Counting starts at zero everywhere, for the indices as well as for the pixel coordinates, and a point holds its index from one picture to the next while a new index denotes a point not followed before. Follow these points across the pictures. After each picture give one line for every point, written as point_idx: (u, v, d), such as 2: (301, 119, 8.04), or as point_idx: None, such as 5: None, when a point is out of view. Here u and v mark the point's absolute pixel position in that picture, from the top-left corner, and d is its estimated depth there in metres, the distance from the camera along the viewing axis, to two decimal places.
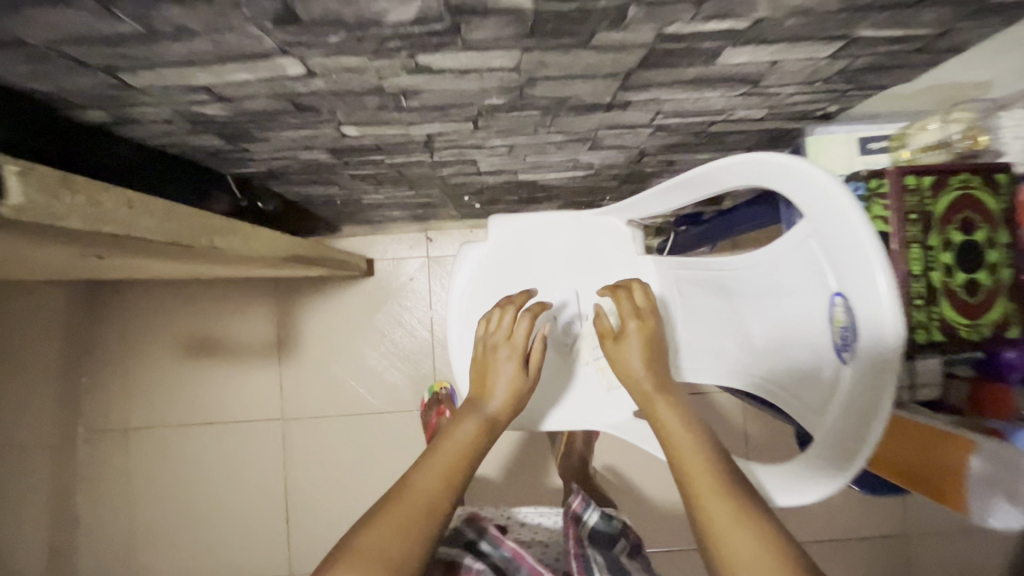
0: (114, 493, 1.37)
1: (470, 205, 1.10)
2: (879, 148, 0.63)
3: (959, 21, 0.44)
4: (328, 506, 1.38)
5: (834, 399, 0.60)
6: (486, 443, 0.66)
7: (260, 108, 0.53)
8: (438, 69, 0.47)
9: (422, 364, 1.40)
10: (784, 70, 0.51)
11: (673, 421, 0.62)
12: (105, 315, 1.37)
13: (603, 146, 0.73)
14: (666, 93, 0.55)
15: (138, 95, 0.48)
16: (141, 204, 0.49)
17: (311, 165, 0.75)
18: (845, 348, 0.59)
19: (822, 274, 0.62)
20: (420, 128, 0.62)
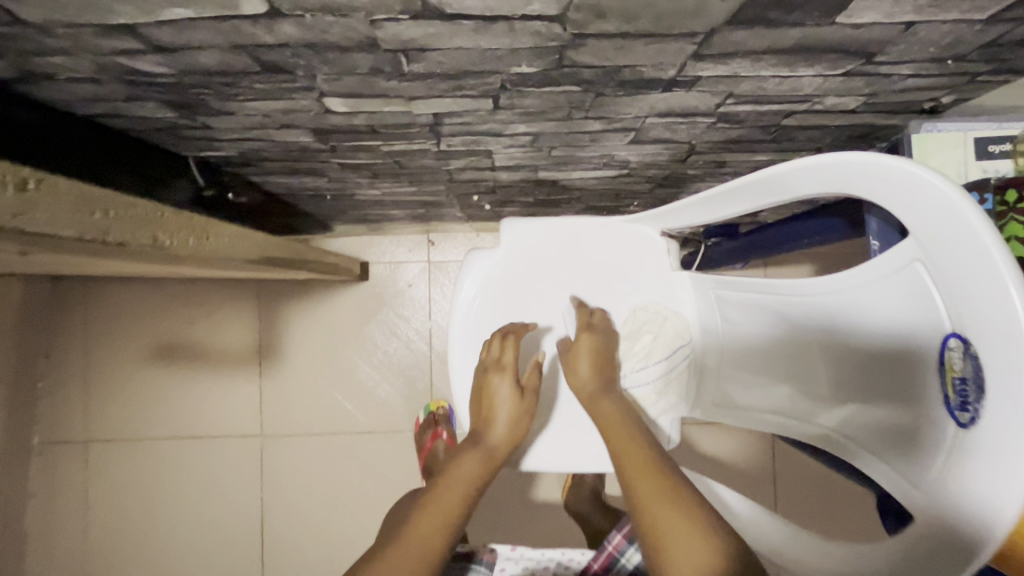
0: (69, 513, 1.23)
1: (479, 206, 0.97)
2: (1001, 152, 0.50)
3: None
4: (307, 535, 1.25)
5: (949, 471, 0.47)
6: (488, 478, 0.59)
7: (215, 66, 0.40)
8: (454, 12, 0.34)
9: (417, 380, 1.27)
10: (919, 37, 0.38)
11: (610, 420, 0.63)
12: (69, 314, 1.23)
13: (647, 140, 0.60)
14: (748, 67, 0.42)
15: (42, 36, 0.35)
16: (40, 187, 0.36)
17: (291, 150, 0.62)
18: (964, 407, 0.45)
19: (929, 308, 0.48)
20: (425, 105, 0.49)
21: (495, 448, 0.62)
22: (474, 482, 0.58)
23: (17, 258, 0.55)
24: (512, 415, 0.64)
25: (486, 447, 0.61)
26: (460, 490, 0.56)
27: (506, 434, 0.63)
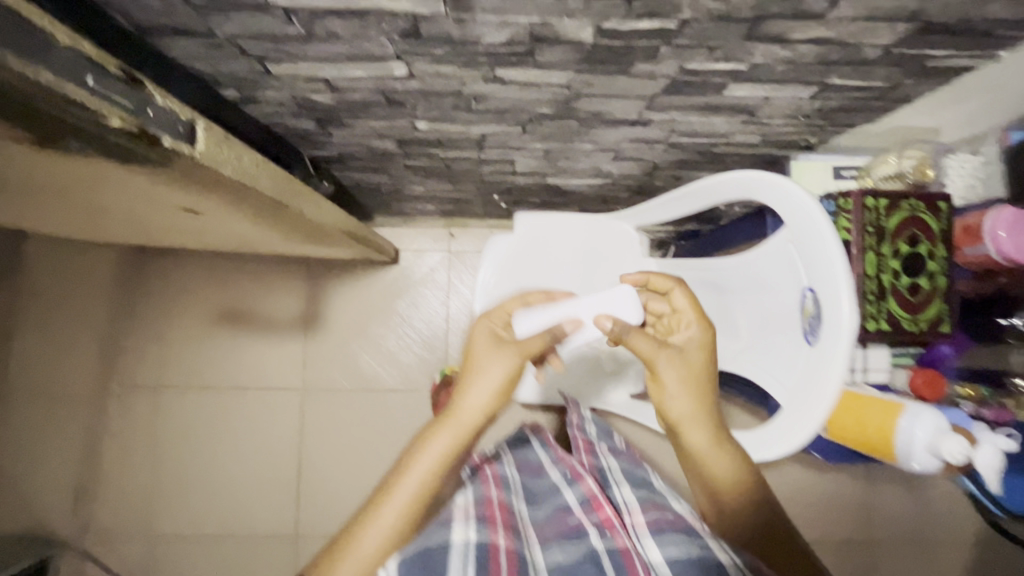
0: (138, 446, 1.48)
1: (498, 204, 1.23)
2: (850, 175, 0.78)
3: (905, 78, 0.58)
4: (337, 474, 1.48)
5: (802, 376, 0.73)
6: (470, 441, 0.63)
7: (359, 99, 0.67)
8: (508, 80, 0.61)
9: (436, 349, 1.52)
10: (774, 104, 0.65)
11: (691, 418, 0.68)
12: (146, 282, 1.48)
13: (624, 157, 0.87)
14: (680, 115, 0.69)
15: (270, 80, 0.62)
16: (262, 166, 0.62)
17: (375, 153, 0.88)
18: (811, 333, 0.72)
19: (797, 273, 0.75)
20: (478, 127, 0.75)
21: (471, 422, 0.62)
22: (453, 453, 0.61)
23: (191, 216, 0.81)
24: (493, 388, 0.64)
25: (463, 420, 0.62)
26: (437, 462, 0.59)
27: (481, 408, 0.63)
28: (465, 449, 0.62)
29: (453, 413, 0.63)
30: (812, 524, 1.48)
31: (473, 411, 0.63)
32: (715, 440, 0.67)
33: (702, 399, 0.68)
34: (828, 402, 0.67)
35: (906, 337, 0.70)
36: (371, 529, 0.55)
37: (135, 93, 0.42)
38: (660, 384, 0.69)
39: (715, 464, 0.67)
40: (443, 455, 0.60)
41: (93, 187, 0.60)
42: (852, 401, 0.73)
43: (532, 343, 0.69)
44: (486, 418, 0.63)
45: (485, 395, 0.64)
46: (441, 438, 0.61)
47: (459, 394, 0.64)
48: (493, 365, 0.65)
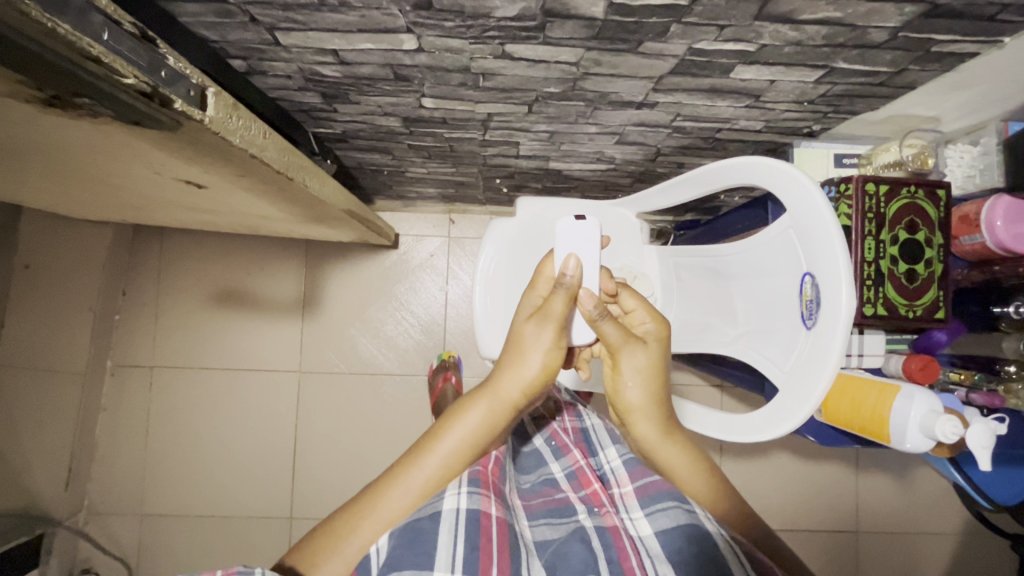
0: (135, 425, 1.48)
1: (499, 189, 1.24)
2: (851, 163, 0.79)
3: (910, 63, 0.59)
4: (332, 456, 1.49)
5: (799, 358, 0.74)
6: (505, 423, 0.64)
7: (367, 73, 0.67)
8: (517, 56, 0.61)
9: (433, 334, 1.52)
10: (780, 88, 0.66)
11: (643, 415, 0.69)
12: (144, 260, 1.49)
13: (628, 141, 0.88)
14: (686, 98, 0.70)
15: (279, 51, 0.62)
16: (269, 137, 0.62)
17: (380, 131, 0.88)
18: (809, 317, 0.73)
19: (797, 258, 0.76)
20: (485, 107, 0.76)
21: (509, 398, 0.64)
22: (485, 426, 0.63)
23: (194, 190, 0.81)
24: (543, 357, 0.64)
25: (502, 393, 0.63)
26: (470, 435, 0.62)
27: (522, 383, 0.64)
28: (498, 423, 0.64)
29: (493, 385, 0.64)
30: (801, 513, 1.50)
31: (511, 390, 0.63)
32: (665, 427, 0.69)
33: (657, 390, 0.68)
34: (824, 384, 0.68)
35: (902, 322, 0.72)
36: (396, 491, 0.58)
37: (148, 52, 0.42)
38: (618, 378, 0.69)
39: (666, 456, 0.70)
40: (475, 428, 0.62)
41: (100, 153, 0.60)
42: (845, 385, 0.75)
43: (557, 299, 0.64)
44: (526, 393, 0.64)
45: (533, 365, 0.64)
46: (478, 411, 0.63)
47: (503, 364, 0.65)
48: (544, 333, 0.64)
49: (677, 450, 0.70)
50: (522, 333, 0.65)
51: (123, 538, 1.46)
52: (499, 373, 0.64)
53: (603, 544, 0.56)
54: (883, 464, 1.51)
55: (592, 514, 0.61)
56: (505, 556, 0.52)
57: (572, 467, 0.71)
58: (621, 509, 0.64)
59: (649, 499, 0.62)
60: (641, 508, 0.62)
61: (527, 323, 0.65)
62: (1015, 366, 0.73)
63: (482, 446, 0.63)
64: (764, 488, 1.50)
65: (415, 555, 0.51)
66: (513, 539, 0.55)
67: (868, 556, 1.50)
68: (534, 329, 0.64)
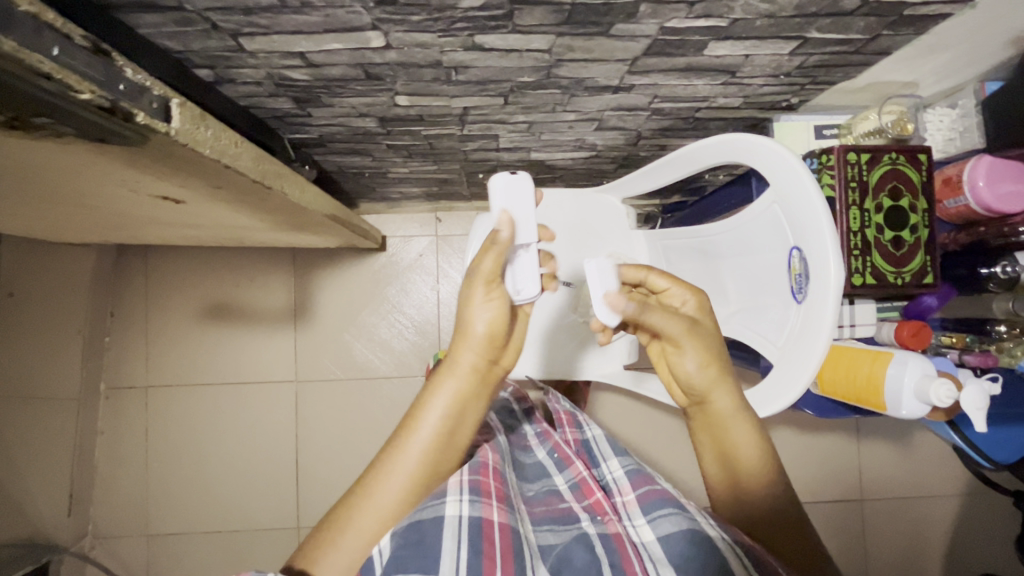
0: (133, 446, 1.46)
1: (483, 183, 1.23)
2: (831, 134, 0.79)
3: (884, 29, 0.58)
4: (335, 463, 1.48)
5: (791, 333, 0.74)
6: (474, 396, 0.62)
7: (337, 74, 0.65)
8: (488, 47, 0.60)
9: (428, 334, 1.51)
10: (756, 62, 0.65)
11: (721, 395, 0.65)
12: (130, 281, 1.48)
13: (608, 127, 0.87)
14: (663, 79, 0.69)
15: (245, 57, 0.60)
16: (242, 145, 0.61)
17: (357, 133, 0.87)
18: (799, 290, 0.73)
19: (783, 232, 0.76)
20: (460, 101, 0.75)
21: (470, 366, 0.61)
22: (456, 401, 0.61)
23: (171, 205, 0.79)
24: (484, 317, 0.61)
25: (460, 363, 0.61)
26: (444, 413, 0.60)
27: (477, 347, 0.61)
28: (468, 392, 0.61)
29: (452, 358, 0.62)
30: (806, 485, 1.51)
31: (467, 357, 0.61)
32: (736, 405, 0.65)
33: (722, 370, 0.65)
34: (817, 358, 0.68)
35: (891, 290, 0.72)
36: (386, 479, 0.59)
37: (104, 66, 0.41)
38: (687, 361, 0.65)
39: (744, 446, 0.65)
40: (448, 406, 0.60)
41: (70, 173, 0.59)
42: (838, 355, 0.74)
43: (484, 258, 0.60)
44: (484, 356, 0.62)
45: (479, 326, 0.61)
46: (447, 387, 0.61)
47: (457, 334, 0.63)
48: (476, 293, 0.61)
49: (752, 438, 0.65)
50: (463, 298, 0.63)
51: (131, 560, 1.45)
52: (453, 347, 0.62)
53: (607, 550, 0.56)
54: (883, 432, 1.52)
55: (595, 522, 0.61)
56: (509, 561, 0.52)
57: (575, 479, 0.69)
58: (625, 517, 0.63)
59: (650, 505, 0.62)
60: (643, 515, 0.61)
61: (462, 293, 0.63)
62: (1006, 325, 0.73)
63: (459, 418, 0.61)
64: None
65: (421, 559, 0.50)
66: (516, 546, 0.55)
67: (874, 524, 1.52)
68: (465, 289, 0.62)
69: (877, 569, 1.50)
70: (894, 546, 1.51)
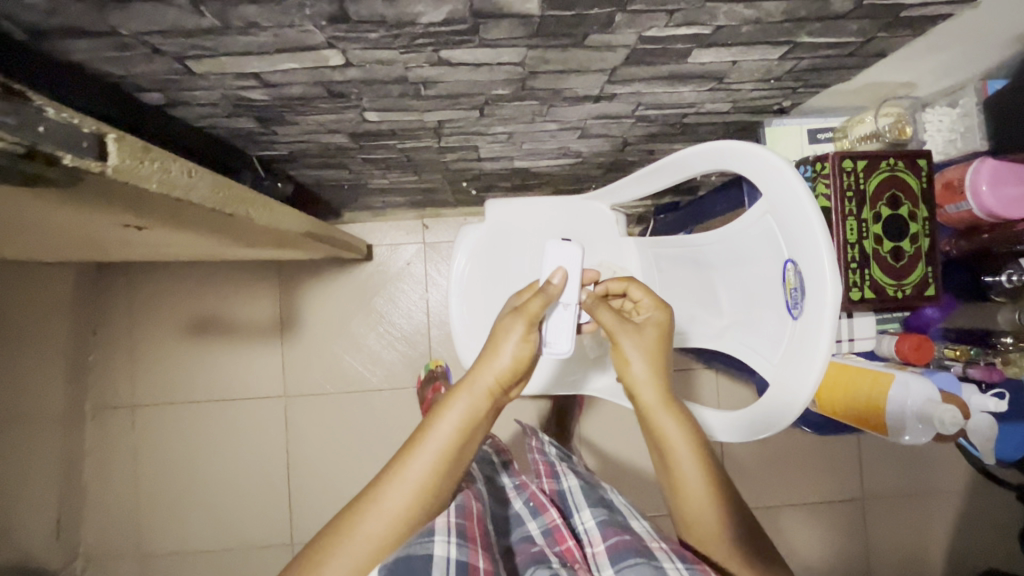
0: (122, 467, 1.43)
1: (468, 191, 1.19)
2: (826, 138, 0.75)
3: (879, 31, 0.54)
4: (328, 477, 1.45)
5: (787, 350, 0.71)
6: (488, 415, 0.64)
7: (298, 93, 0.61)
8: (456, 62, 0.56)
9: (418, 343, 1.48)
10: (743, 68, 0.61)
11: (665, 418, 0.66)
12: (112, 299, 1.44)
13: (592, 135, 0.83)
14: (646, 87, 0.65)
15: (196, 80, 0.56)
16: (197, 174, 0.57)
17: (329, 148, 0.83)
18: (795, 306, 0.69)
19: (777, 244, 0.72)
20: (433, 115, 0.70)
21: (487, 386, 0.63)
22: (471, 416, 0.62)
23: (134, 232, 0.76)
24: (514, 350, 0.64)
25: (476, 388, 0.63)
26: (458, 427, 0.62)
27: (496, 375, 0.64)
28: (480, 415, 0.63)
29: (471, 376, 0.63)
30: (807, 487, 1.49)
31: (487, 379, 0.63)
32: (664, 400, 0.66)
33: (661, 369, 0.68)
34: (813, 379, 0.65)
35: (890, 304, 0.68)
36: (397, 484, 0.59)
37: (20, 106, 0.37)
38: (623, 355, 0.68)
39: (687, 471, 0.64)
40: (463, 420, 0.62)
41: (12, 210, 0.55)
42: (840, 373, 0.70)
43: (536, 300, 0.66)
44: (501, 383, 0.64)
45: (506, 358, 0.64)
46: (461, 404, 0.62)
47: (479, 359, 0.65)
48: (517, 328, 0.64)
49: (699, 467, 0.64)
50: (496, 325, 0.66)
51: None
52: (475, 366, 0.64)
53: None
54: None
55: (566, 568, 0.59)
56: None
57: (548, 525, 0.67)
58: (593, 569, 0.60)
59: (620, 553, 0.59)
60: (611, 565, 0.59)
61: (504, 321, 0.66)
62: (1012, 337, 0.69)
63: (469, 438, 0.63)
64: (767, 466, 1.48)
65: None
66: None
67: (877, 523, 1.49)
68: (507, 321, 0.65)
69: (881, 569, 1.48)
70: (898, 546, 1.49)
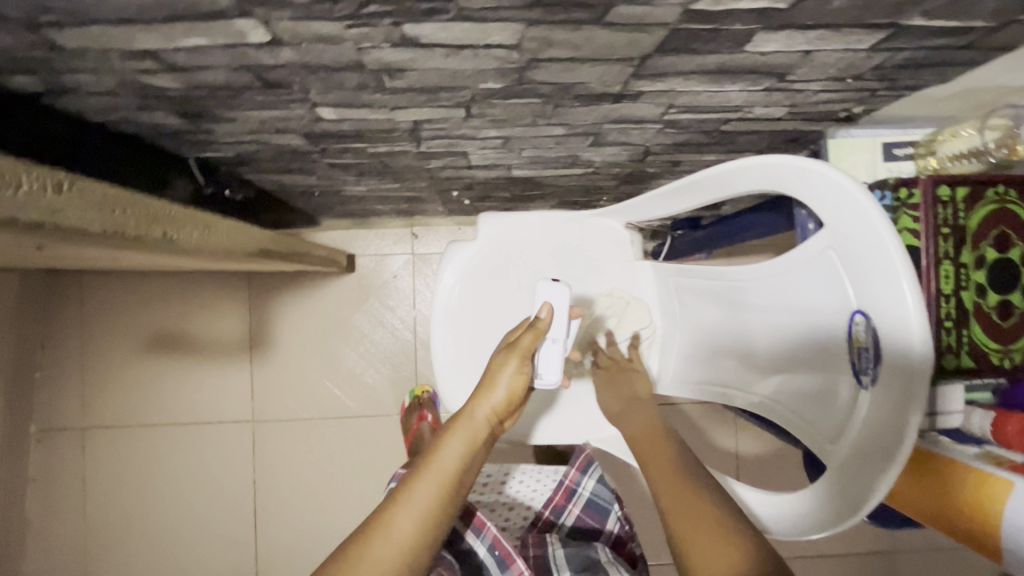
0: (71, 495, 1.29)
1: (460, 201, 1.04)
2: (904, 154, 0.59)
3: (1020, 13, 0.39)
4: (298, 512, 1.31)
5: (851, 426, 0.56)
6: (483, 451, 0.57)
7: (220, 81, 0.46)
8: (427, 42, 0.40)
9: (404, 365, 1.33)
10: (817, 62, 0.45)
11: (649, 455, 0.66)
12: (63, 308, 1.29)
13: (607, 142, 0.68)
14: (682, 84, 0.50)
15: (71, 59, 0.41)
16: (72, 189, 0.42)
17: (284, 151, 0.67)
18: (865, 371, 0.54)
19: (842, 290, 0.56)
20: (406, 113, 0.55)
21: (484, 423, 0.57)
22: (468, 455, 0.55)
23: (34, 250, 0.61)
24: (509, 383, 0.59)
25: (474, 420, 0.57)
26: (456, 467, 0.53)
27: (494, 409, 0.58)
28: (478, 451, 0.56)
29: (466, 412, 0.57)
30: (832, 537, 1.33)
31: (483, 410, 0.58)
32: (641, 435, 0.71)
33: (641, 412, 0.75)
34: (891, 473, 0.50)
35: (994, 374, 0.52)
36: (388, 531, 0.48)
37: None
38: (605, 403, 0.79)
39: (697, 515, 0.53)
40: (460, 460, 0.54)
41: None
42: (914, 458, 0.55)
43: (526, 334, 0.61)
44: (499, 417, 0.59)
45: (501, 390, 0.59)
46: (457, 441, 0.55)
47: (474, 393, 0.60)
48: (510, 361, 0.60)
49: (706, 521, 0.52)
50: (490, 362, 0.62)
51: None
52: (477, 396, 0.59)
53: None
54: None
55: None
56: None
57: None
58: None
59: None
60: None
61: (496, 355, 0.61)
62: None
63: (467, 477, 0.55)
64: None
65: None
66: None
67: None
68: (501, 353, 0.61)
69: None
70: None
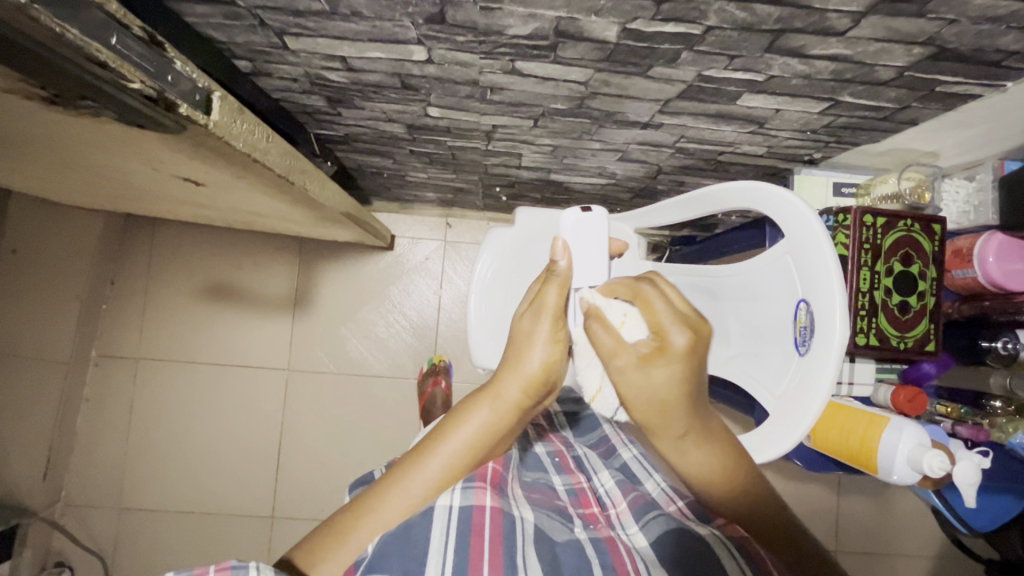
0: (118, 416, 1.45)
1: (498, 196, 1.23)
2: (849, 192, 0.81)
3: (914, 101, 0.60)
4: (315, 455, 1.47)
5: (790, 385, 0.74)
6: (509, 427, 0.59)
7: (374, 81, 0.66)
8: (527, 73, 0.61)
9: (425, 337, 1.51)
10: (785, 117, 0.66)
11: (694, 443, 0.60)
12: (135, 251, 1.47)
13: (630, 159, 0.88)
14: (692, 121, 0.70)
15: (286, 55, 0.61)
16: (272, 141, 0.62)
17: (383, 136, 0.87)
18: (803, 343, 0.73)
19: (793, 284, 0.75)
20: (490, 119, 0.75)
21: (512, 400, 0.59)
22: (490, 429, 0.58)
23: (191, 186, 0.80)
24: (543, 354, 0.60)
25: (504, 394, 0.58)
26: (475, 438, 0.57)
27: (525, 383, 0.59)
28: (501, 426, 0.58)
29: (495, 387, 0.59)
30: None
31: (513, 389, 0.59)
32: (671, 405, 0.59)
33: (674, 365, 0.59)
34: (813, 413, 0.69)
35: (893, 352, 0.73)
36: (398, 492, 0.54)
37: (154, 56, 0.42)
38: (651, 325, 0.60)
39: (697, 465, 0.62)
40: (480, 432, 0.57)
41: (100, 148, 0.60)
42: (834, 413, 0.77)
43: (551, 289, 0.65)
44: (529, 394, 0.59)
45: (535, 363, 0.60)
46: (481, 412, 0.58)
47: (507, 363, 0.61)
48: (542, 329, 0.61)
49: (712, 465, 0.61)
50: (520, 330, 0.62)
51: (100, 532, 1.43)
52: (516, 349, 0.61)
53: (598, 552, 0.56)
54: (864, 486, 1.51)
55: (587, 528, 0.62)
56: (496, 552, 0.52)
57: (574, 486, 0.72)
58: (617, 525, 0.64)
59: (640, 511, 0.64)
60: (636, 522, 0.63)
61: (524, 321, 0.63)
62: (1001, 402, 0.75)
63: (485, 450, 0.58)
64: None
65: (405, 552, 0.50)
66: (505, 534, 0.54)
67: None
68: (530, 324, 0.62)
69: None
70: None
